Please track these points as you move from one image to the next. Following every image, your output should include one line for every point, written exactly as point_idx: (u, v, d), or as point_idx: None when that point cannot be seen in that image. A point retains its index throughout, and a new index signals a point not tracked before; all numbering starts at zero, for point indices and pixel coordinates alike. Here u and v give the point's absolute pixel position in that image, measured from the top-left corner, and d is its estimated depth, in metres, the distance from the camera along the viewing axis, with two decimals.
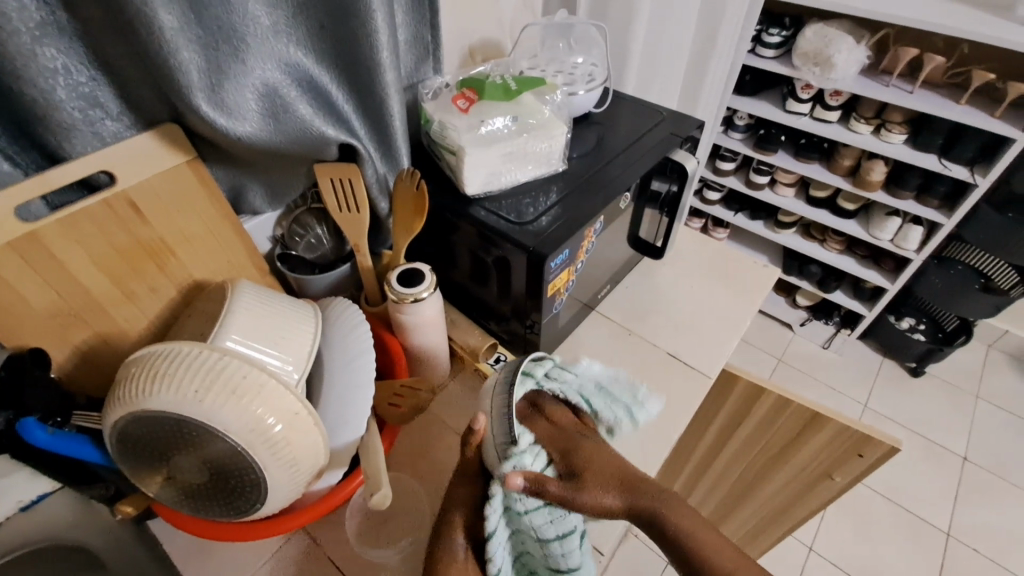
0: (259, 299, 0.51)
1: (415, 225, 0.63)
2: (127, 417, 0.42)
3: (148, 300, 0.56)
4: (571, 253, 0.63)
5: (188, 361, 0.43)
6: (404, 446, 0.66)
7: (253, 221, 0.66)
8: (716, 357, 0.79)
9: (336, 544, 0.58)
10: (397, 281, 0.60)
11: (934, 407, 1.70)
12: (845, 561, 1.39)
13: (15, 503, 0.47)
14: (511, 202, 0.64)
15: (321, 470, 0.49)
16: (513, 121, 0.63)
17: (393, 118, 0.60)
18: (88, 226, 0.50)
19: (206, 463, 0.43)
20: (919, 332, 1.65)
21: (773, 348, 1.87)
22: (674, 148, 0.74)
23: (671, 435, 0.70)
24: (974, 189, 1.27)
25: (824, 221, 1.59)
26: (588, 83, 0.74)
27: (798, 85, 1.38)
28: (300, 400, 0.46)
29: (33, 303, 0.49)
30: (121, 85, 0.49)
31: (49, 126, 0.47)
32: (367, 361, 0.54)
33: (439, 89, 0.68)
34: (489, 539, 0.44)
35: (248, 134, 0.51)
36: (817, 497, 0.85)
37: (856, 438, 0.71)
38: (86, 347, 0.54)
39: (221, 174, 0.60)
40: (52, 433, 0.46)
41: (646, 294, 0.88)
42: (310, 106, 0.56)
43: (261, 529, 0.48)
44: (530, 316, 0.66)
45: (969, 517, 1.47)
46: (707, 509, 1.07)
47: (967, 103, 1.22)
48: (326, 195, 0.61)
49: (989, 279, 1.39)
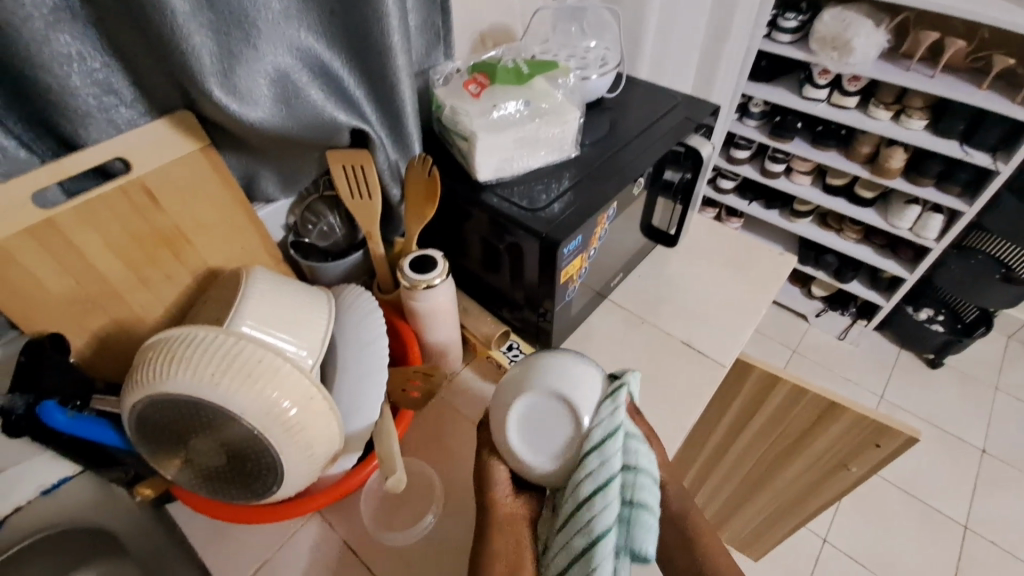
0: (273, 286, 0.51)
1: (428, 211, 0.62)
2: (145, 399, 0.43)
3: (163, 286, 0.57)
4: (585, 239, 0.62)
5: (204, 345, 0.43)
6: (419, 431, 0.66)
7: (266, 209, 0.66)
8: (730, 346, 0.78)
9: (353, 529, 0.58)
10: (410, 267, 0.60)
11: (952, 399, 1.67)
12: (860, 553, 1.38)
13: (35, 487, 0.49)
14: (523, 188, 0.63)
15: (336, 454, 0.49)
16: (525, 106, 0.62)
17: (404, 103, 0.60)
18: (104, 212, 0.50)
19: (223, 445, 0.44)
20: (937, 323, 1.62)
21: (788, 339, 1.85)
22: (688, 134, 0.73)
23: (684, 424, 0.69)
24: (995, 176, 1.24)
25: (841, 209, 1.56)
26: (601, 67, 0.73)
27: (815, 70, 1.35)
28: (315, 385, 0.46)
29: (50, 289, 0.49)
30: (135, 71, 0.50)
31: (65, 113, 0.47)
32: (380, 348, 0.54)
33: (450, 75, 0.68)
34: (612, 429, 0.48)
35: (260, 120, 0.52)
36: (833, 488, 0.84)
37: (873, 428, 0.70)
38: (105, 333, 0.54)
39: (234, 161, 0.60)
40: (73, 416, 0.46)
41: (660, 282, 0.87)
42: (322, 92, 0.56)
43: (278, 510, 0.49)
44: (543, 303, 0.66)
45: (986, 509, 1.45)
46: (721, 498, 1.06)
47: (989, 87, 1.19)
48: (338, 182, 0.60)
49: (1010, 269, 1.35)
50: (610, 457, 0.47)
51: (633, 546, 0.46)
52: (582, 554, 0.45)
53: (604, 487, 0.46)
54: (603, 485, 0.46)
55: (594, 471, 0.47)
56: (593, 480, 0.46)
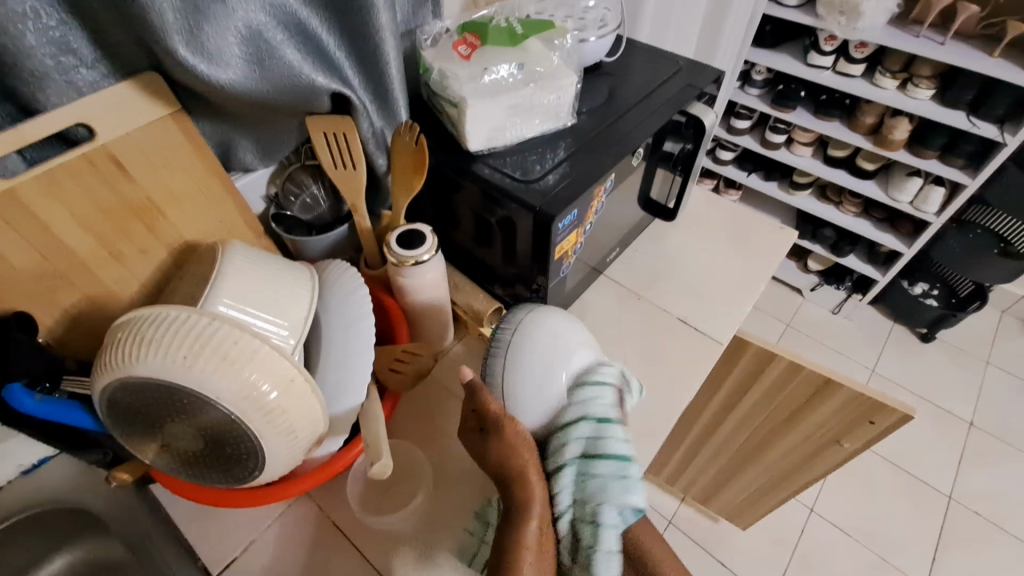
0: (250, 261, 0.48)
1: (416, 183, 0.59)
2: (115, 382, 0.40)
3: (137, 261, 0.54)
4: (580, 213, 0.59)
5: (175, 325, 0.41)
6: (407, 411, 0.65)
7: (244, 179, 0.63)
8: (727, 323, 0.77)
9: (341, 509, 0.58)
10: (397, 242, 0.57)
11: (943, 372, 1.68)
12: (847, 523, 1.41)
13: (16, 468, 0.54)
14: (516, 158, 0.60)
15: (321, 436, 0.47)
16: (519, 68, 0.58)
17: (388, 65, 0.56)
18: (68, 183, 0.47)
19: (200, 429, 0.42)
20: (931, 297, 1.61)
21: (783, 312, 1.84)
22: (691, 101, 0.69)
23: (679, 402, 0.68)
24: (1002, 148, 1.21)
25: (842, 181, 1.53)
26: (600, 28, 0.68)
27: (822, 36, 1.30)
28: (294, 366, 0.44)
29: (16, 265, 0.47)
30: (94, 29, 0.46)
31: (21, 76, 0.44)
32: (367, 325, 0.52)
33: (439, 35, 0.63)
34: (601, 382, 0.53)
35: (231, 81, 0.48)
36: (824, 463, 0.84)
37: (868, 404, 0.68)
38: (76, 311, 0.52)
39: (208, 128, 0.56)
40: (40, 399, 0.44)
41: (657, 257, 0.85)
42: (298, 51, 0.51)
43: (262, 494, 0.47)
44: (536, 280, 0.63)
45: (971, 479, 1.48)
46: (713, 468, 1.08)
47: (1001, 55, 1.15)
48: (320, 150, 0.57)
49: (1009, 244, 1.32)
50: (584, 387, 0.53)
51: (615, 437, 0.50)
52: (547, 480, 0.50)
53: (582, 394, 0.52)
54: (595, 377, 0.53)
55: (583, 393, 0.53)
56: (568, 412, 0.51)
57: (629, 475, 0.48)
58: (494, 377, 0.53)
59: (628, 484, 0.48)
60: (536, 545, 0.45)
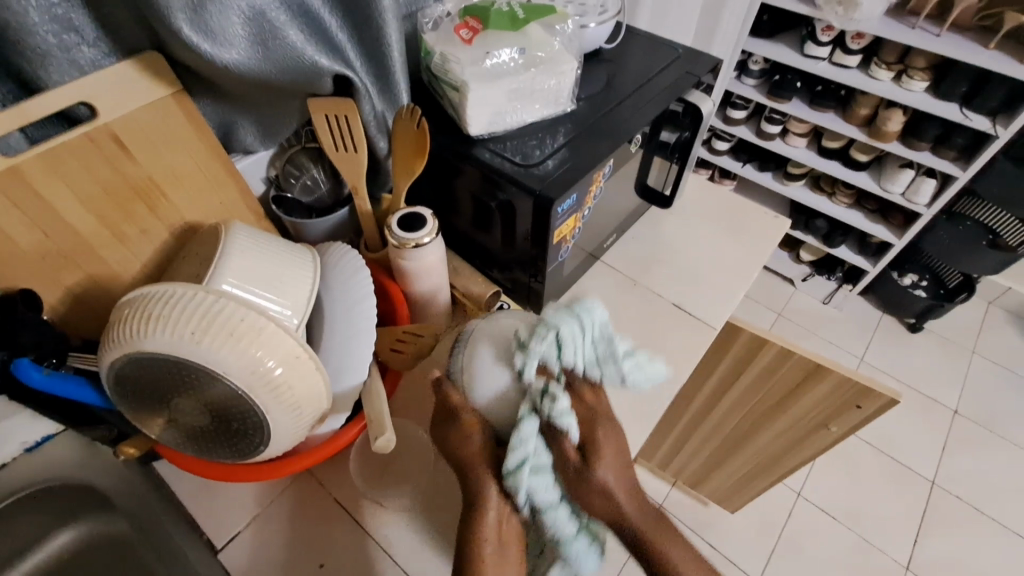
0: (254, 241, 0.49)
1: (417, 166, 0.60)
2: (122, 358, 0.41)
3: (139, 241, 0.54)
4: (579, 198, 0.60)
5: (182, 302, 0.41)
6: (404, 391, 0.66)
7: (245, 161, 0.63)
8: (721, 309, 0.78)
9: (340, 485, 0.59)
10: (398, 224, 0.57)
11: (930, 361, 1.71)
12: (832, 507, 1.44)
13: (19, 446, 0.54)
14: (517, 143, 0.61)
15: (324, 415, 0.48)
16: (520, 53, 0.59)
17: (390, 48, 0.56)
18: (72, 162, 0.47)
19: (205, 404, 0.43)
20: (920, 288, 1.64)
21: (775, 301, 1.86)
22: (688, 89, 0.69)
23: (671, 385, 0.70)
24: (994, 140, 1.22)
25: (835, 172, 1.55)
26: (600, 14, 0.68)
27: (819, 26, 1.30)
28: (300, 344, 0.45)
29: (19, 243, 0.47)
30: (96, 7, 0.45)
31: (22, 52, 0.44)
32: (368, 307, 0.53)
33: (440, 19, 0.64)
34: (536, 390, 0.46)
35: (235, 62, 0.48)
36: (811, 447, 0.87)
37: (856, 388, 0.70)
38: (79, 289, 0.52)
39: (209, 108, 0.56)
40: (48, 374, 0.45)
41: (653, 244, 0.86)
42: (302, 33, 0.52)
43: (264, 470, 0.48)
44: (535, 265, 0.64)
45: (954, 464, 1.52)
46: (705, 451, 1.10)
47: (995, 48, 1.15)
48: (321, 132, 0.57)
49: (998, 236, 1.36)
50: (539, 410, 0.45)
51: (556, 525, 0.47)
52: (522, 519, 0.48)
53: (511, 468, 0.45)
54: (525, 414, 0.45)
55: (530, 360, 0.45)
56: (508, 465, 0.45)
57: (577, 553, 0.48)
58: (457, 373, 0.51)
59: (578, 561, 0.48)
60: (495, 536, 0.47)
